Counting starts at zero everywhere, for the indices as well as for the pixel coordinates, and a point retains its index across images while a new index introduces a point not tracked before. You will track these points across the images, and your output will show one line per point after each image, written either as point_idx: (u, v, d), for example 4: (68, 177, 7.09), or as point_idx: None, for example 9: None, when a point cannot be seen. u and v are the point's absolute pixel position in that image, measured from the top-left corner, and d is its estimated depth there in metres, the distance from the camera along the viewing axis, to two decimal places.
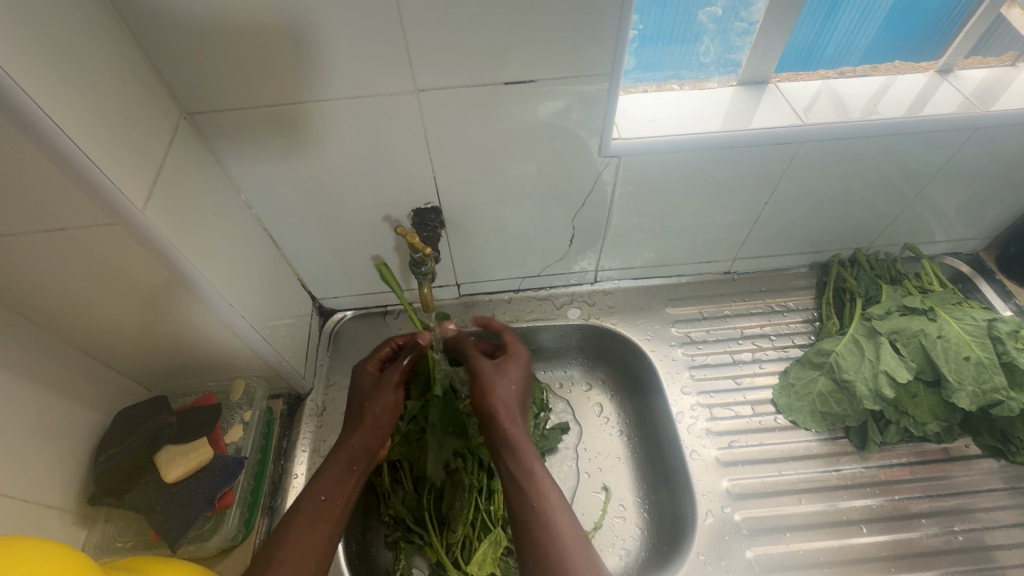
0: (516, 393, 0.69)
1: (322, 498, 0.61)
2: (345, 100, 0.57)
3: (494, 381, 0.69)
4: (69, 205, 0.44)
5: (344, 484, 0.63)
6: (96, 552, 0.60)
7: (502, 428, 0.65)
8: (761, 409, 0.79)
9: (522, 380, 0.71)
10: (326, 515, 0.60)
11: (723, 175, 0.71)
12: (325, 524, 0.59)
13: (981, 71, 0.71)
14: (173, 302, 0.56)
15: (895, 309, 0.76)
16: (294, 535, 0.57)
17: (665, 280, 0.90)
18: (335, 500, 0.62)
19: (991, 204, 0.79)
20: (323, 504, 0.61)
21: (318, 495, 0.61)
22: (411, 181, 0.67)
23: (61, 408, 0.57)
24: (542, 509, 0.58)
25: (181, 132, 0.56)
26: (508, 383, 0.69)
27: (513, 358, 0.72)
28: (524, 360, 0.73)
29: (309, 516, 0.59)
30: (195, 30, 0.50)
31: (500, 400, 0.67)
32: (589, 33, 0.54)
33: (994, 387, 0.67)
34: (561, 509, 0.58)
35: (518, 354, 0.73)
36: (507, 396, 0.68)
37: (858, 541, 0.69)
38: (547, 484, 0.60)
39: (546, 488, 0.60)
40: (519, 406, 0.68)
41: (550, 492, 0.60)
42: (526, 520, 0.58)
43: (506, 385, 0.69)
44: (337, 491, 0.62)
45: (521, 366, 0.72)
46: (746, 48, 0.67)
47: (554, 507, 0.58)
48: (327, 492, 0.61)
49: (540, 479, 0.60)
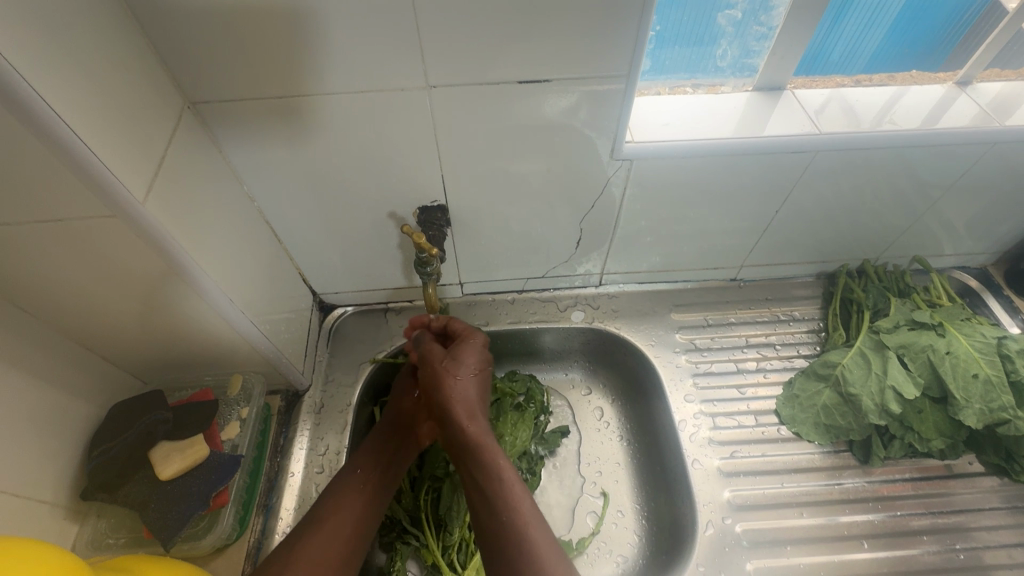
0: (466, 380, 0.65)
1: (356, 470, 0.65)
2: (355, 94, 0.56)
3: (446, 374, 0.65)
4: (67, 195, 0.43)
5: (378, 455, 0.67)
6: (88, 548, 0.59)
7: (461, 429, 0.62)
8: (764, 420, 0.78)
9: (479, 369, 0.67)
10: (362, 485, 0.64)
11: (734, 183, 0.70)
12: (359, 495, 0.63)
13: (999, 84, 0.70)
14: (171, 295, 0.55)
15: (903, 323, 0.75)
16: (336, 502, 0.62)
17: (670, 285, 0.89)
18: (368, 474, 0.65)
19: (1001, 220, 0.79)
20: (358, 475, 0.65)
21: (353, 469, 0.65)
22: (419, 178, 0.66)
23: (54, 401, 0.56)
24: (506, 506, 0.56)
25: (184, 121, 0.54)
26: (453, 369, 0.66)
27: (468, 344, 0.69)
28: (479, 345, 0.69)
29: (342, 489, 0.63)
30: (202, 19, 0.49)
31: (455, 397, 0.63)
32: (607, 33, 0.53)
33: (1002, 405, 0.66)
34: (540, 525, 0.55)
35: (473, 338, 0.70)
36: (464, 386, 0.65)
37: (857, 556, 0.69)
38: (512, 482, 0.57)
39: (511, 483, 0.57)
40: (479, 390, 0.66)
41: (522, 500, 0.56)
42: (496, 531, 0.55)
43: (465, 376, 0.66)
44: (371, 466, 0.66)
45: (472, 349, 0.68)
46: (764, 53, 0.66)
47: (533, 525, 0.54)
48: (362, 466, 0.65)
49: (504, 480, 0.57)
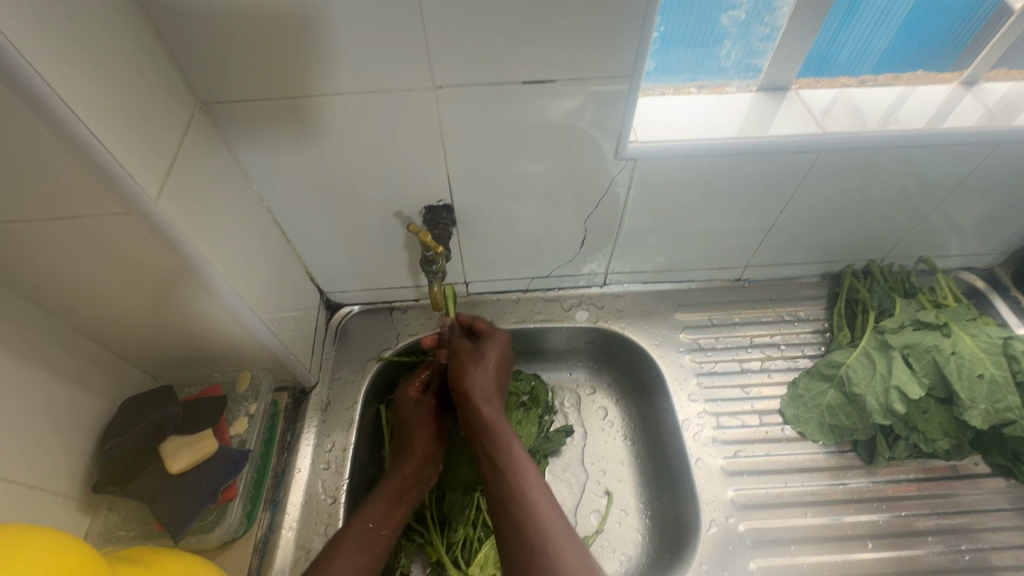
0: (486, 375, 0.68)
1: (371, 525, 0.61)
2: (362, 94, 0.57)
3: (469, 364, 0.69)
4: (82, 192, 0.44)
5: (392, 514, 0.64)
6: (99, 540, 0.60)
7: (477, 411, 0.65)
8: (768, 420, 0.78)
9: (499, 365, 0.71)
10: (371, 543, 0.60)
11: (738, 183, 0.70)
12: (372, 552, 0.59)
13: (1005, 84, 0.70)
14: (182, 292, 0.56)
15: (909, 324, 0.75)
16: (344, 553, 0.57)
17: (675, 285, 0.89)
18: (381, 530, 0.61)
19: (1008, 220, 0.78)
20: (371, 528, 0.61)
21: (366, 523, 0.61)
22: (425, 178, 0.67)
23: (67, 394, 0.57)
24: (521, 494, 0.57)
25: (195, 121, 0.55)
26: (476, 366, 0.69)
27: (492, 342, 0.72)
28: (501, 343, 0.73)
29: (356, 544, 0.59)
30: (213, 20, 0.50)
31: (475, 386, 0.67)
32: (611, 33, 0.53)
33: (1008, 406, 0.66)
34: (551, 512, 0.55)
35: (496, 337, 0.73)
36: (486, 379, 0.68)
37: (861, 556, 0.69)
38: (527, 467, 0.59)
39: (523, 468, 0.59)
40: (497, 389, 0.69)
41: (534, 485, 0.58)
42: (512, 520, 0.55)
43: (485, 369, 0.69)
44: (385, 521, 0.62)
45: (496, 348, 0.72)
46: (769, 53, 0.66)
47: (543, 510, 0.55)
48: (376, 520, 0.62)
49: (518, 463, 0.60)
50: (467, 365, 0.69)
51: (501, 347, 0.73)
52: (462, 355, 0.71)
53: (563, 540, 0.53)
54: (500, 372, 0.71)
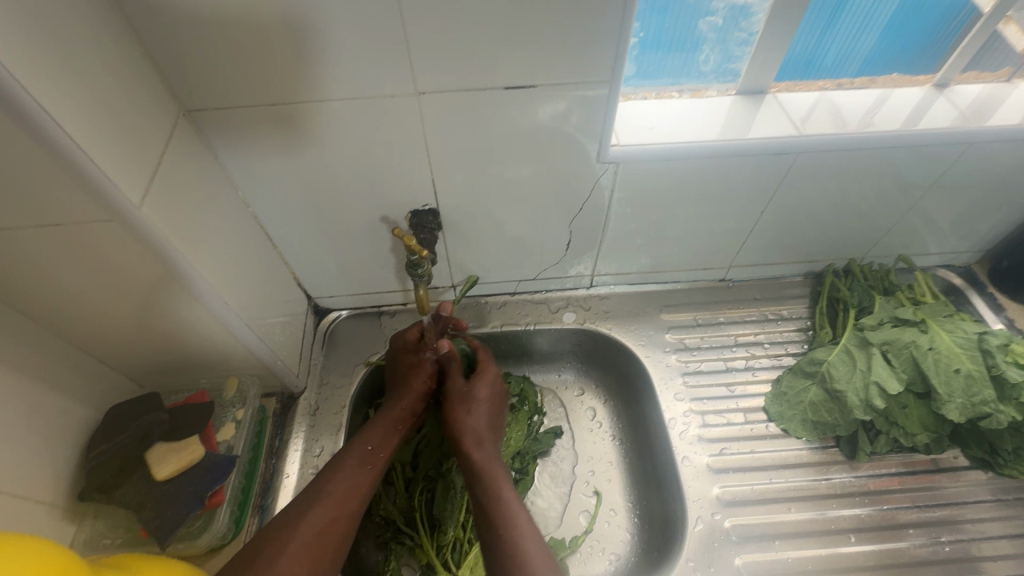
0: (475, 413, 0.69)
1: (369, 447, 0.65)
2: (346, 100, 0.57)
3: (460, 405, 0.70)
4: (65, 199, 0.44)
5: (389, 438, 0.68)
6: (85, 549, 0.59)
7: (467, 454, 0.65)
8: (753, 417, 0.79)
9: (490, 407, 0.71)
10: (367, 462, 0.64)
11: (719, 184, 0.71)
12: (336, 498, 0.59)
13: (976, 86, 0.72)
14: (167, 298, 0.56)
15: (887, 321, 0.77)
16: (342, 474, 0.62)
17: (660, 286, 0.90)
18: (380, 452, 0.66)
19: (983, 218, 0.80)
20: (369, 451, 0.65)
21: (366, 444, 0.66)
22: (410, 182, 0.67)
23: (51, 402, 0.56)
24: (511, 543, 0.56)
25: (179, 128, 0.56)
26: (464, 403, 0.70)
27: (484, 380, 0.73)
28: (492, 378, 0.74)
29: (353, 468, 0.63)
30: (197, 28, 0.50)
31: (467, 428, 0.68)
32: (591, 39, 0.54)
33: (983, 399, 0.68)
34: (542, 558, 0.55)
35: (487, 374, 0.74)
36: (476, 421, 0.68)
37: (845, 550, 0.70)
38: (518, 511, 0.59)
39: (515, 513, 0.59)
40: (489, 432, 0.69)
41: (525, 529, 0.58)
42: (501, 561, 0.55)
43: (476, 411, 0.69)
44: (384, 444, 0.67)
45: (488, 385, 0.73)
46: (746, 57, 0.68)
47: (533, 556, 0.55)
48: (374, 442, 0.66)
49: (508, 507, 0.60)
50: (458, 407, 0.69)
51: (494, 390, 0.73)
52: (455, 389, 0.71)
53: None
54: (492, 412, 0.71)
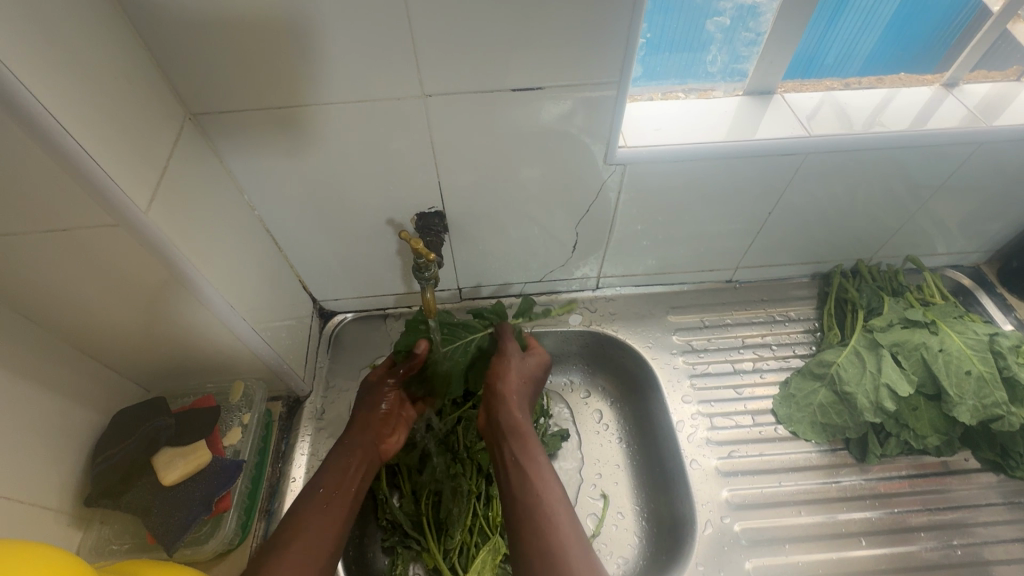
0: (524, 388, 0.70)
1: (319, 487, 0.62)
2: (353, 103, 0.57)
3: (511, 364, 0.71)
4: (71, 204, 0.44)
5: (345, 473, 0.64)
6: (91, 554, 0.59)
7: (512, 411, 0.67)
8: (761, 420, 0.79)
9: (536, 379, 0.72)
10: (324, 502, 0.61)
11: (727, 185, 0.71)
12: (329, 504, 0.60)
13: (986, 85, 0.71)
14: (173, 303, 0.56)
15: (897, 322, 0.76)
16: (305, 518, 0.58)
17: (666, 287, 0.89)
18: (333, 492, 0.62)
19: (993, 218, 0.80)
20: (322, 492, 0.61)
21: (318, 487, 0.62)
22: (416, 185, 0.67)
23: (57, 407, 0.56)
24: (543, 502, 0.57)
25: (185, 131, 0.55)
26: (518, 373, 0.70)
27: (535, 355, 0.74)
28: (542, 361, 0.74)
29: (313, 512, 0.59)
30: (203, 32, 0.50)
31: (512, 388, 0.69)
32: (599, 40, 0.54)
33: (995, 401, 0.67)
34: (566, 517, 0.56)
35: (540, 351, 0.75)
36: (521, 387, 0.70)
37: (855, 553, 0.69)
38: (551, 476, 0.60)
39: (548, 478, 0.60)
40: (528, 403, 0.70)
41: (555, 492, 0.59)
42: (528, 517, 0.56)
43: (521, 376, 0.71)
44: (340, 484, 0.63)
45: (538, 360, 0.74)
46: (753, 58, 0.67)
47: (559, 515, 0.56)
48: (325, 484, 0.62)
49: (541, 471, 0.61)
50: (509, 366, 0.71)
51: (542, 364, 0.74)
52: (511, 358, 0.71)
53: (574, 543, 0.54)
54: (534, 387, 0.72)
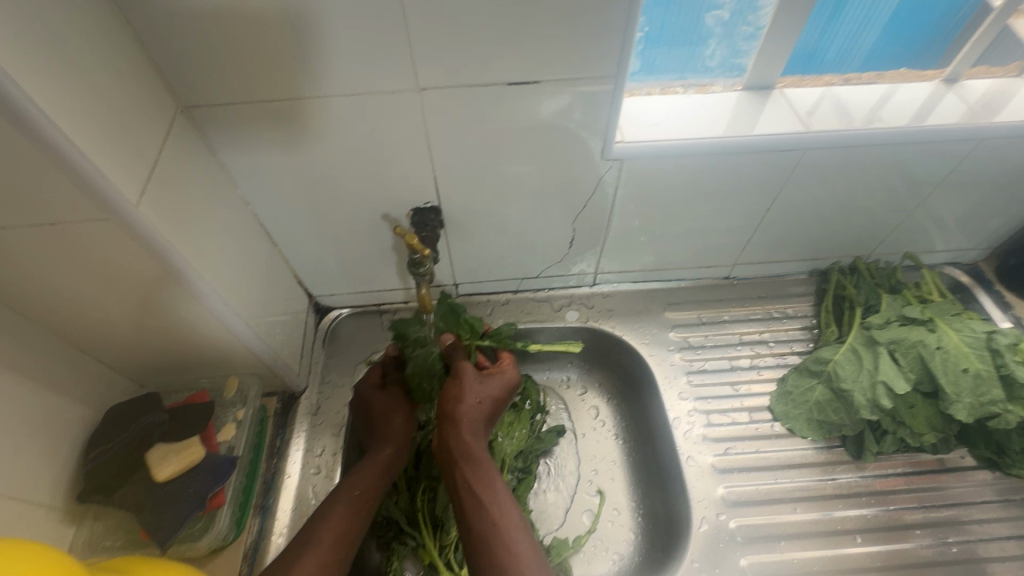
0: (479, 408, 0.66)
1: (352, 488, 0.64)
2: (346, 96, 0.56)
3: (465, 386, 0.67)
4: (60, 198, 0.43)
5: (373, 472, 0.67)
6: (85, 550, 0.59)
7: (462, 439, 0.63)
8: (758, 416, 0.79)
9: (498, 398, 0.69)
10: (355, 503, 0.63)
11: (725, 181, 0.70)
12: (356, 515, 0.62)
13: (986, 81, 0.70)
14: (166, 297, 0.55)
15: (894, 319, 0.76)
16: (332, 519, 0.61)
17: (663, 284, 0.89)
18: (366, 494, 0.64)
19: (991, 215, 0.79)
20: (346, 493, 0.64)
21: (352, 490, 0.64)
22: (411, 179, 0.66)
23: (49, 403, 0.56)
24: (501, 537, 0.55)
25: (177, 125, 0.55)
26: (472, 394, 0.66)
27: (496, 373, 0.70)
28: (507, 381, 0.70)
29: (342, 509, 0.62)
30: (195, 24, 0.49)
31: (465, 412, 0.65)
32: (597, 33, 0.53)
33: (992, 399, 0.67)
34: (523, 543, 0.55)
35: (503, 368, 0.71)
36: (478, 411, 0.66)
37: (851, 550, 0.69)
38: (508, 507, 0.58)
39: (507, 509, 0.58)
40: (485, 422, 0.66)
41: (511, 520, 0.57)
42: (487, 550, 0.55)
43: (477, 400, 0.66)
44: (361, 484, 0.65)
45: (499, 378, 0.70)
46: (753, 52, 0.67)
47: (517, 543, 0.55)
48: (358, 484, 0.65)
49: (499, 503, 0.59)
50: (463, 388, 0.66)
51: (504, 382, 0.70)
52: (465, 379, 0.67)
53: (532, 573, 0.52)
54: (496, 407, 0.68)
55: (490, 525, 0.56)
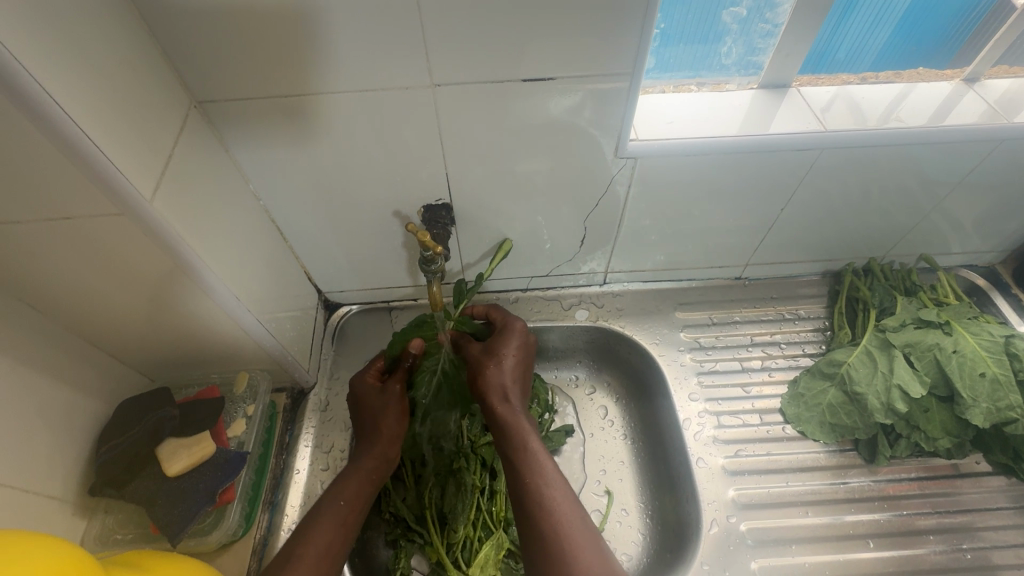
0: (507, 377, 0.67)
1: (340, 500, 0.62)
2: (357, 93, 0.56)
3: (487, 364, 0.68)
4: (76, 193, 0.43)
5: (360, 486, 0.64)
6: (95, 544, 0.59)
7: (494, 412, 0.65)
8: (769, 419, 0.78)
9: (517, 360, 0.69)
10: (343, 518, 0.61)
11: (739, 181, 0.69)
12: (340, 526, 0.60)
13: (1008, 80, 0.69)
14: (178, 293, 0.55)
15: (910, 322, 0.75)
16: (314, 533, 0.58)
17: (674, 284, 0.88)
18: (353, 505, 0.62)
19: (1009, 218, 0.78)
20: (339, 505, 0.61)
21: (336, 499, 0.62)
22: (423, 176, 0.66)
23: (61, 396, 0.56)
24: (541, 498, 0.57)
25: (190, 119, 0.55)
26: (496, 366, 0.68)
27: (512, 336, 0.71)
28: (522, 337, 0.71)
29: (327, 521, 0.60)
30: (210, 19, 0.49)
31: (493, 385, 0.66)
32: (613, 30, 0.53)
33: (1009, 405, 0.66)
34: (564, 496, 0.57)
35: (517, 331, 0.72)
36: (504, 378, 0.67)
37: (863, 555, 0.68)
38: (545, 462, 0.60)
39: (543, 464, 0.59)
40: (517, 389, 0.68)
41: (549, 477, 0.59)
42: (529, 512, 0.56)
43: (502, 370, 0.68)
44: (353, 496, 0.63)
45: (514, 344, 0.70)
46: (770, 50, 0.66)
47: (556, 496, 0.57)
48: (344, 496, 0.62)
49: (536, 461, 0.60)
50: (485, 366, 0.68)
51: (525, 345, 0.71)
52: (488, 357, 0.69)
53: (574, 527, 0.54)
54: (519, 370, 0.69)
55: (529, 487, 0.58)
